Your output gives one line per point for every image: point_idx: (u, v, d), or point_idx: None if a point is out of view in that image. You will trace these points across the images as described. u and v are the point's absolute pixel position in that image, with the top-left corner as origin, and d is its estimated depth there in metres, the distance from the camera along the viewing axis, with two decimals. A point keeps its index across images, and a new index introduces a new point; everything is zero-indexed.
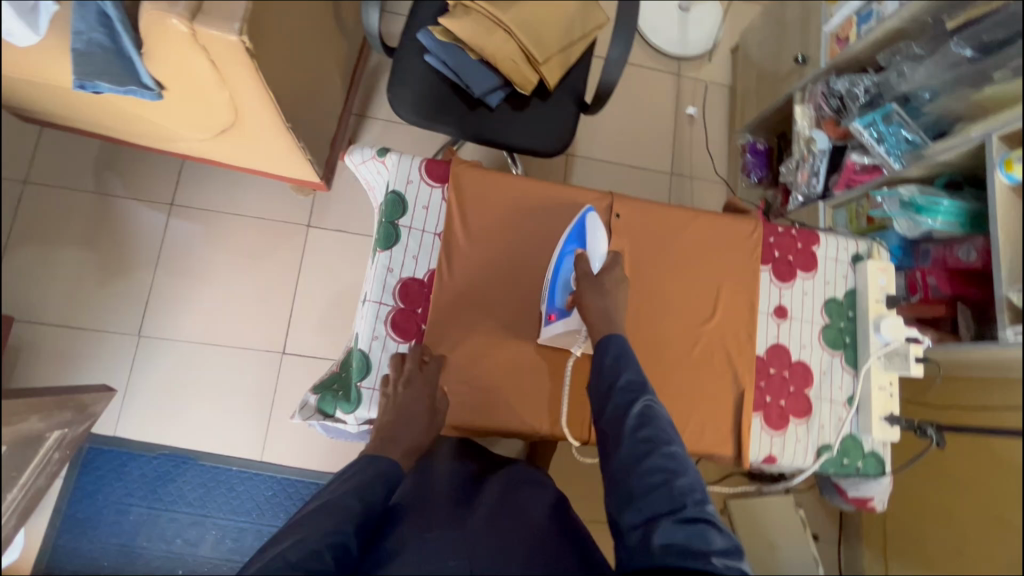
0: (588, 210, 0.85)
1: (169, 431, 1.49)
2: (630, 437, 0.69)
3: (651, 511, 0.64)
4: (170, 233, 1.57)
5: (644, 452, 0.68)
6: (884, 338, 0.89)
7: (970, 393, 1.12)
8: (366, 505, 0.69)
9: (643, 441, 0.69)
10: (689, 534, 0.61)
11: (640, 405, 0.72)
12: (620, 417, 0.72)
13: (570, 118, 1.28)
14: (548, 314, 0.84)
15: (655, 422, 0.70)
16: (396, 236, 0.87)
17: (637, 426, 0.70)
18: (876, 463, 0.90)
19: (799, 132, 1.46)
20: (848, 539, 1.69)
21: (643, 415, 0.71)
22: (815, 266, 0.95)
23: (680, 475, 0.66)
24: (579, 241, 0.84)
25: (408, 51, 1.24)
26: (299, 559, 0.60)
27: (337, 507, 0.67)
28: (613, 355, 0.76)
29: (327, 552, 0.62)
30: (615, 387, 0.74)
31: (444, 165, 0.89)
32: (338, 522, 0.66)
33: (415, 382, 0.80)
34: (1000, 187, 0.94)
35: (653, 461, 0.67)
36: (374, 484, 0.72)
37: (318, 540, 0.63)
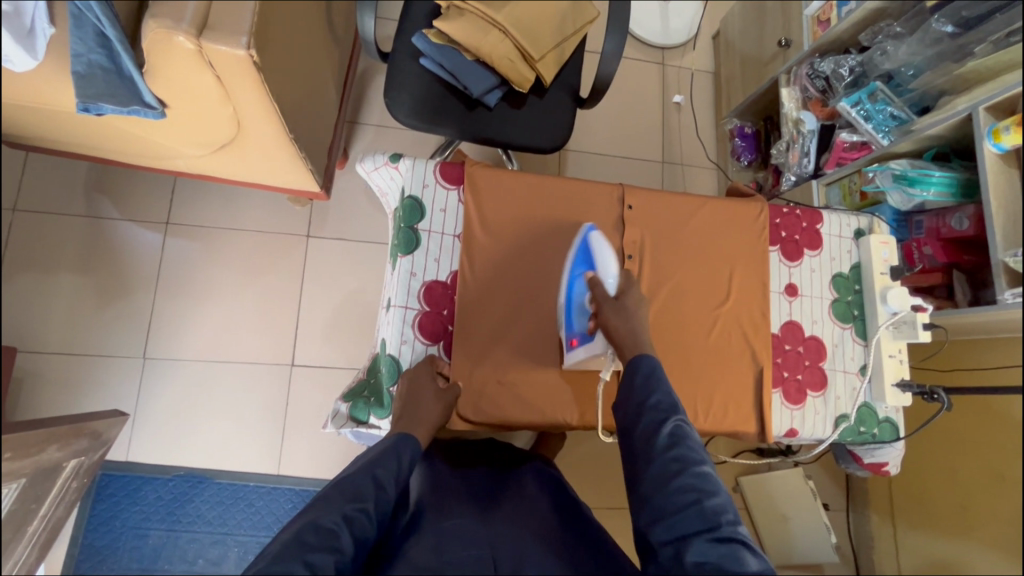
0: (591, 227, 0.86)
1: (181, 452, 1.47)
2: (661, 456, 0.67)
3: (684, 531, 0.62)
4: (166, 252, 1.55)
5: (677, 470, 0.65)
6: (892, 309, 0.93)
7: (968, 356, 1.18)
8: (381, 484, 0.66)
9: (675, 462, 0.66)
10: (723, 554, 0.60)
11: (672, 423, 0.69)
12: (652, 436, 0.69)
13: (567, 113, 1.30)
14: (570, 340, 0.85)
15: (687, 440, 0.68)
16: (417, 240, 0.87)
17: (670, 443, 0.68)
18: (890, 429, 0.94)
19: (787, 114, 1.48)
20: (857, 505, 1.77)
21: (675, 433, 0.69)
22: (820, 243, 0.98)
23: (713, 494, 0.64)
24: (586, 260, 0.84)
25: (403, 55, 1.24)
26: (316, 541, 0.58)
27: (350, 486, 0.65)
28: (643, 374, 0.74)
29: (342, 532, 0.60)
30: (646, 405, 0.71)
31: (457, 166, 0.90)
32: (352, 502, 0.63)
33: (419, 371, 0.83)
34: (990, 157, 0.99)
35: (686, 480, 0.64)
36: (388, 462, 0.69)
37: (333, 520, 0.60)
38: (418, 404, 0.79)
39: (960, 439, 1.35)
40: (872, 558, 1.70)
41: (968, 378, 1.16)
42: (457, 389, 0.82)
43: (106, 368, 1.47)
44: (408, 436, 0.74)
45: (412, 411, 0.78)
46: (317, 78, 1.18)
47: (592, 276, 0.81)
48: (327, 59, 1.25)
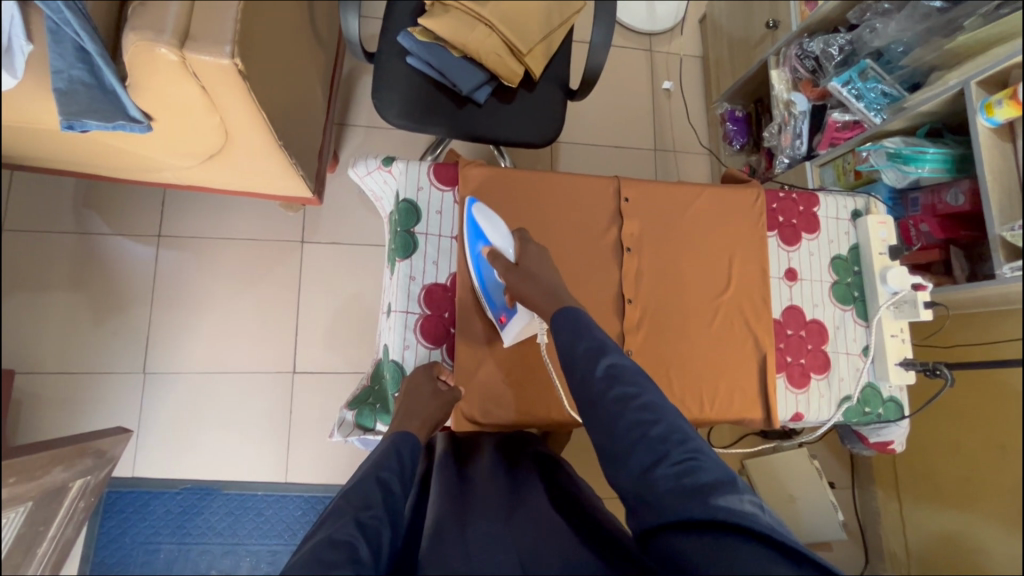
0: (471, 201, 0.84)
1: (187, 465, 1.47)
2: (603, 399, 0.66)
3: (637, 466, 0.61)
4: (160, 265, 1.53)
5: (616, 411, 0.65)
6: (891, 289, 0.93)
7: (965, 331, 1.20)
8: (389, 485, 0.66)
9: (616, 401, 0.65)
10: (680, 474, 0.59)
11: (604, 364, 0.69)
12: (589, 381, 0.68)
13: (557, 105, 1.29)
14: (499, 319, 0.85)
15: (621, 377, 0.68)
16: (414, 243, 0.86)
17: (606, 388, 0.67)
18: (895, 408, 0.94)
19: (777, 96, 1.49)
20: (862, 482, 1.81)
21: (609, 372, 0.68)
22: (817, 226, 0.98)
23: (657, 422, 0.63)
24: (480, 236, 0.84)
25: (388, 55, 1.23)
26: (334, 553, 0.55)
27: (356, 494, 0.63)
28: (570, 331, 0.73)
29: (360, 538, 0.57)
30: (577, 355, 0.71)
31: (451, 167, 0.89)
32: (363, 509, 0.61)
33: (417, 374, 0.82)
34: (982, 131, 0.98)
35: (629, 417, 0.64)
36: (389, 464, 0.69)
37: (348, 530, 0.58)
38: (417, 403, 0.79)
39: (968, 418, 1.34)
40: (879, 534, 1.73)
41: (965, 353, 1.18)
42: (457, 392, 0.82)
43: (106, 385, 1.46)
44: (406, 433, 0.74)
45: (410, 411, 0.78)
46: (303, 82, 1.16)
47: (493, 251, 0.82)
48: (312, 63, 1.23)
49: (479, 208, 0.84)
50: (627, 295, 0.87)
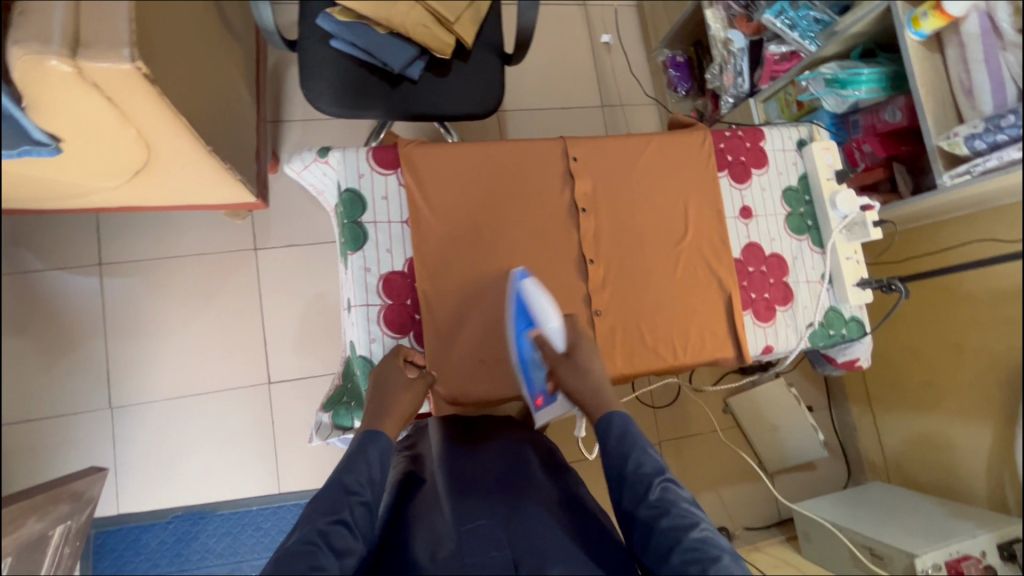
0: (522, 274, 0.80)
1: (174, 493, 1.43)
2: (657, 527, 0.62)
3: None
4: (108, 294, 1.46)
5: (671, 545, 0.60)
6: (842, 213, 0.94)
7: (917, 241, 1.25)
8: (358, 488, 0.64)
9: (671, 528, 0.61)
10: None
11: (658, 485, 0.65)
12: (639, 495, 0.65)
13: (496, 73, 1.25)
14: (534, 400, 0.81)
15: (677, 504, 0.63)
16: (364, 234, 0.80)
17: (658, 513, 0.63)
18: (857, 326, 0.97)
19: (715, 36, 1.49)
20: (837, 401, 1.90)
21: (662, 498, 0.64)
22: (766, 160, 0.98)
23: (719, 556, 0.59)
24: (529, 316, 0.79)
25: (310, 40, 1.16)
26: (292, 564, 0.55)
27: (322, 500, 0.62)
28: (614, 437, 0.71)
29: (322, 546, 0.57)
30: (629, 473, 0.67)
31: (391, 149, 0.83)
32: (327, 516, 0.60)
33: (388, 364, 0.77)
34: (912, 45, 1.00)
35: (686, 549, 0.59)
36: (357, 465, 0.66)
37: (310, 539, 0.57)
38: (387, 394, 0.74)
39: (941, 329, 1.41)
40: (857, 446, 1.84)
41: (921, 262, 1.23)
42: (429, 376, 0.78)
43: (72, 427, 1.40)
44: (374, 431, 0.70)
45: (382, 403, 0.73)
46: (223, 81, 1.10)
47: (540, 333, 0.78)
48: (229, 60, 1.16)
49: (526, 286, 0.79)
50: (588, 255, 0.86)
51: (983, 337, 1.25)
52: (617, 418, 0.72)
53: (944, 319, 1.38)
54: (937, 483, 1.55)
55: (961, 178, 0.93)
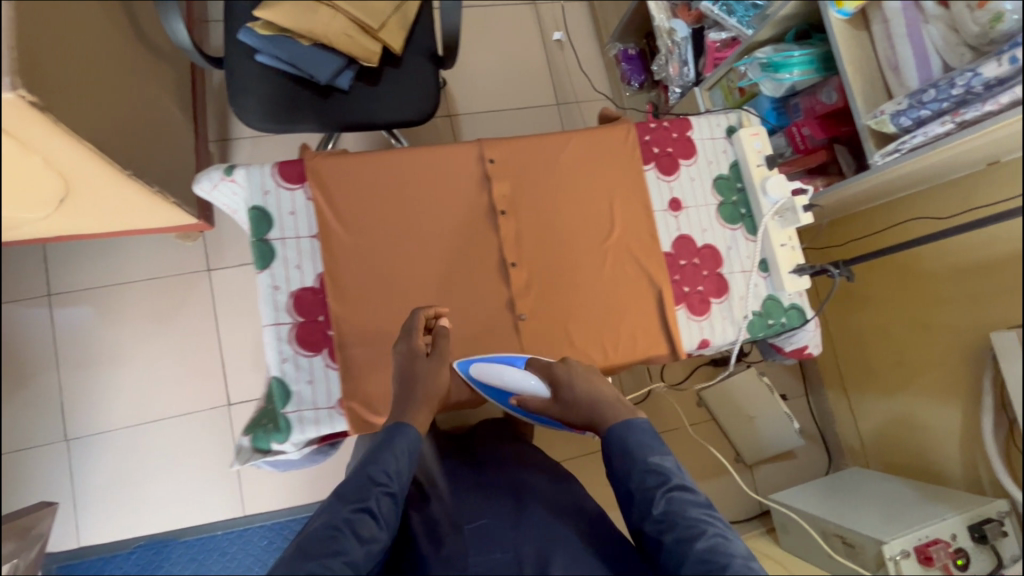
0: (462, 368, 0.79)
1: (136, 522, 1.41)
2: (664, 543, 0.62)
3: None
4: (59, 324, 1.44)
5: (681, 558, 0.60)
6: (773, 199, 0.92)
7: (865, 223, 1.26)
8: (385, 481, 0.64)
9: (677, 543, 0.60)
10: None
11: (662, 498, 0.64)
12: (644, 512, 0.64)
13: (430, 77, 1.23)
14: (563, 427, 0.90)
15: (684, 516, 0.62)
16: (271, 251, 0.77)
17: (664, 528, 0.62)
18: (798, 314, 0.94)
19: (659, 26, 1.46)
20: (814, 388, 1.87)
21: (668, 510, 0.63)
22: (694, 151, 0.95)
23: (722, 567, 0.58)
24: (503, 390, 0.80)
25: (236, 56, 1.15)
26: (317, 549, 0.56)
27: (346, 487, 0.62)
28: (618, 453, 0.68)
29: (347, 535, 0.58)
30: (633, 489, 0.65)
31: (298, 162, 0.80)
32: (354, 503, 0.61)
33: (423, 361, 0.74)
34: (837, 25, 0.98)
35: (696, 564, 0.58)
36: (383, 455, 0.66)
37: (335, 524, 0.58)
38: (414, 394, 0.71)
39: (908, 307, 1.43)
40: (835, 432, 1.82)
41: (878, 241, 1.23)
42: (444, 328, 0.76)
43: (27, 462, 1.38)
44: (401, 424, 0.68)
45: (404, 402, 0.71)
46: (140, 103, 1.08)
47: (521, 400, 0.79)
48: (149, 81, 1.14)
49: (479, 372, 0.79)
50: (510, 259, 0.84)
51: (977, 305, 1.23)
52: (616, 430, 0.70)
53: (914, 296, 1.40)
54: (912, 465, 1.54)
55: (892, 156, 0.91)
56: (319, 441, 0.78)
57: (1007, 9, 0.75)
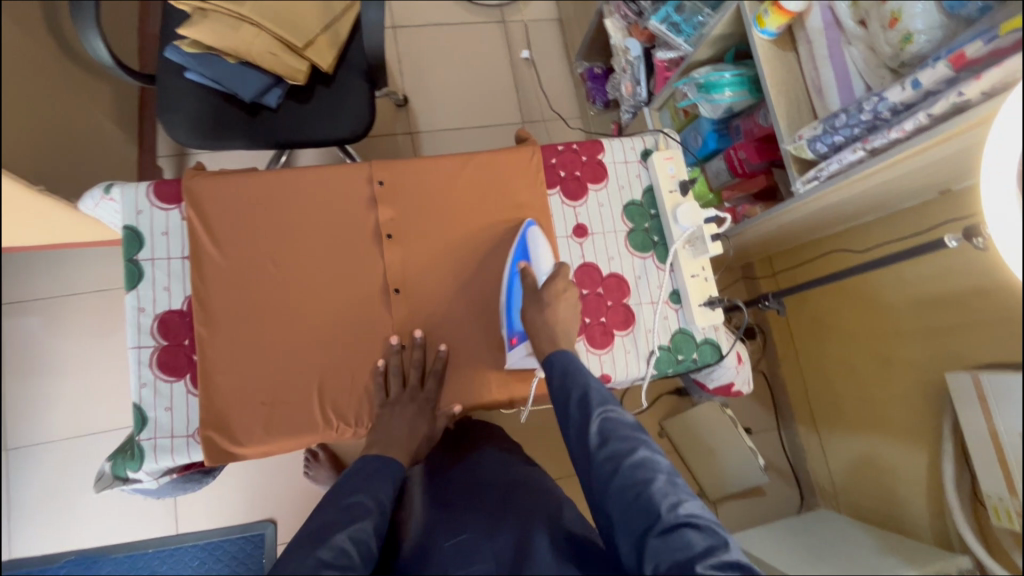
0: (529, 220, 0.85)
1: (67, 536, 1.39)
2: (596, 457, 0.64)
3: (637, 532, 0.58)
4: (7, 334, 1.45)
5: (608, 470, 0.62)
6: (685, 227, 0.87)
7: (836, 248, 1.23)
8: (375, 505, 0.66)
9: (608, 460, 0.63)
10: (672, 544, 0.55)
11: (598, 419, 0.66)
12: (582, 435, 0.66)
13: (364, 95, 1.21)
14: (509, 339, 0.80)
15: (616, 433, 0.65)
16: (140, 272, 0.76)
17: (597, 442, 0.65)
18: (712, 350, 0.88)
19: (615, 45, 1.42)
20: (786, 421, 1.74)
21: (602, 428, 0.66)
22: (604, 174, 0.91)
23: (645, 483, 0.60)
24: (525, 251, 0.82)
25: (165, 74, 1.15)
26: (332, 558, 0.57)
27: (352, 509, 0.64)
28: (560, 375, 0.72)
29: (356, 554, 0.60)
30: (571, 406, 0.69)
31: (175, 182, 0.79)
32: (361, 522, 0.63)
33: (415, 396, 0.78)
34: (761, 45, 0.93)
35: (620, 477, 0.61)
36: (384, 484, 0.69)
37: (346, 541, 0.60)
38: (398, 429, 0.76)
39: (871, 341, 1.34)
40: (807, 469, 1.69)
41: (839, 259, 1.21)
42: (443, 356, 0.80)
43: None
44: (392, 463, 0.73)
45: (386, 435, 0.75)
46: (53, 119, 1.09)
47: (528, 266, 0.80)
48: (72, 98, 1.15)
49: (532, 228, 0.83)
50: (394, 285, 0.81)
51: (941, 345, 1.14)
52: (563, 356, 0.74)
53: (876, 331, 1.32)
54: (880, 512, 1.43)
55: (812, 183, 0.85)
56: (181, 470, 0.77)
57: (916, 30, 0.70)
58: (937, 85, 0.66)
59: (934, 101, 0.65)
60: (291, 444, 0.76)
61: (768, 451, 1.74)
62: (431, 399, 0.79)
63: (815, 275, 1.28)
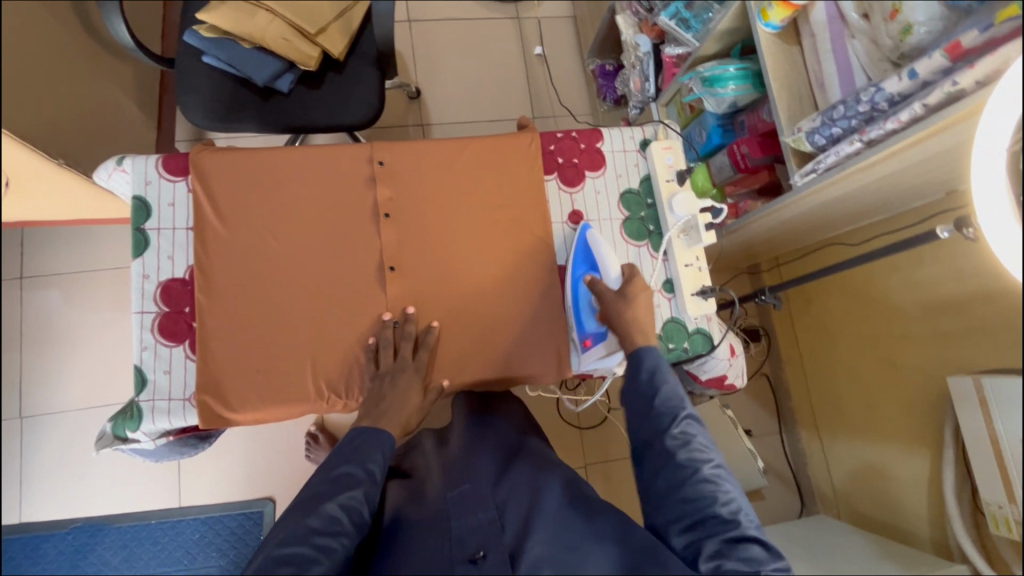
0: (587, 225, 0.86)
1: (75, 504, 1.44)
2: (673, 458, 0.68)
3: (702, 536, 0.64)
4: (27, 306, 1.51)
5: (685, 472, 0.67)
6: (680, 216, 0.87)
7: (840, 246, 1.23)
8: (366, 475, 0.69)
9: (686, 465, 0.67)
10: (739, 553, 0.62)
11: (681, 425, 0.70)
12: (662, 435, 0.70)
13: (374, 83, 1.23)
14: (583, 341, 0.84)
15: (697, 439, 0.69)
16: (146, 241, 0.79)
17: (677, 446, 0.69)
18: (703, 340, 0.89)
19: (626, 42, 1.42)
20: (788, 425, 1.71)
21: (684, 434, 0.69)
22: (602, 163, 0.92)
23: (718, 493, 0.65)
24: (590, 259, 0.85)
25: (183, 57, 1.19)
26: (320, 527, 0.62)
27: (341, 479, 0.67)
28: (646, 372, 0.74)
29: (343, 521, 0.64)
30: (657, 406, 0.71)
31: (184, 156, 0.83)
32: (347, 491, 0.66)
33: (405, 368, 0.78)
34: (765, 39, 0.93)
35: (698, 483, 0.66)
36: (375, 453, 0.71)
37: (334, 511, 0.64)
38: (394, 398, 0.76)
39: (874, 343, 1.32)
40: (808, 474, 1.66)
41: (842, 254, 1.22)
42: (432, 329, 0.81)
43: None
44: (382, 433, 0.73)
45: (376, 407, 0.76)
46: (75, 99, 1.13)
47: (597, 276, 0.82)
48: (94, 78, 1.20)
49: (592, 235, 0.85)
50: (389, 262, 0.83)
51: (945, 349, 1.11)
52: (651, 353, 0.75)
53: (879, 333, 1.30)
54: (881, 518, 1.40)
55: (811, 176, 0.84)
56: (177, 433, 0.80)
57: (916, 21, 0.69)
58: (933, 75, 0.66)
59: (929, 91, 0.65)
60: (284, 411, 0.79)
61: (768, 454, 1.72)
62: (421, 368, 0.79)
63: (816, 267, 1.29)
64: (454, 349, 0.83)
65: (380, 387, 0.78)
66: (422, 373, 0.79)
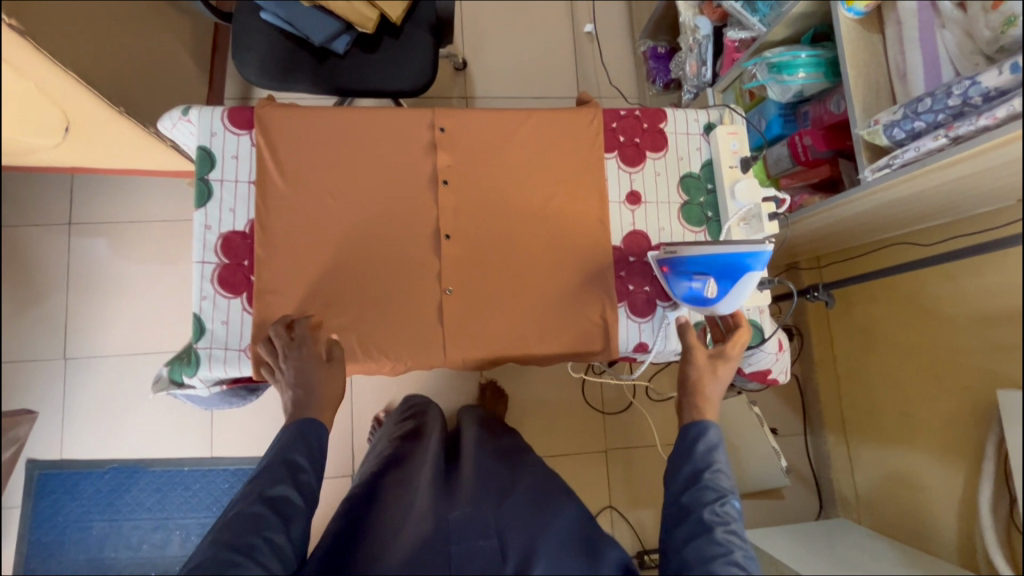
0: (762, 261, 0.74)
1: (113, 446, 1.49)
2: (708, 531, 0.67)
3: None
4: (75, 253, 1.54)
5: (716, 545, 0.66)
6: (741, 204, 0.85)
7: (893, 252, 1.20)
8: (289, 468, 0.68)
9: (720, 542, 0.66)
10: None
11: (724, 505, 0.70)
12: (700, 502, 0.70)
13: (427, 51, 1.22)
14: (662, 265, 0.82)
15: (733, 520, 0.68)
16: (209, 192, 0.80)
17: (717, 522, 0.68)
18: (756, 332, 0.90)
19: (683, 23, 1.36)
20: (814, 427, 1.70)
21: (724, 513, 0.69)
22: (664, 144, 0.90)
23: None
24: (728, 276, 0.76)
25: (242, 13, 1.19)
26: (240, 528, 0.62)
27: (264, 477, 0.67)
28: (700, 444, 0.75)
29: (262, 516, 0.63)
30: (704, 477, 0.72)
31: (248, 109, 0.82)
32: (267, 488, 0.66)
33: (290, 357, 0.75)
34: (846, 24, 0.89)
35: (725, 562, 0.64)
36: (298, 446, 0.71)
37: (255, 508, 0.64)
38: (308, 389, 0.74)
39: (912, 350, 1.28)
40: (829, 477, 1.65)
41: (890, 257, 1.20)
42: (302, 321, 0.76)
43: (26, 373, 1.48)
44: (305, 420, 0.72)
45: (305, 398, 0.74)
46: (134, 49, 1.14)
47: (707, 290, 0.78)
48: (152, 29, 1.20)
49: (747, 276, 0.76)
50: (445, 230, 0.82)
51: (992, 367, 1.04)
52: (705, 429, 0.76)
53: (917, 343, 1.26)
54: (908, 530, 1.38)
55: (883, 172, 0.82)
56: (231, 382, 0.82)
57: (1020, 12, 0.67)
58: None
59: None
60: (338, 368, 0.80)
61: (791, 453, 1.72)
62: (307, 350, 0.75)
63: (861, 266, 1.28)
64: (503, 323, 0.83)
65: (285, 383, 0.75)
66: (305, 345, 0.75)
